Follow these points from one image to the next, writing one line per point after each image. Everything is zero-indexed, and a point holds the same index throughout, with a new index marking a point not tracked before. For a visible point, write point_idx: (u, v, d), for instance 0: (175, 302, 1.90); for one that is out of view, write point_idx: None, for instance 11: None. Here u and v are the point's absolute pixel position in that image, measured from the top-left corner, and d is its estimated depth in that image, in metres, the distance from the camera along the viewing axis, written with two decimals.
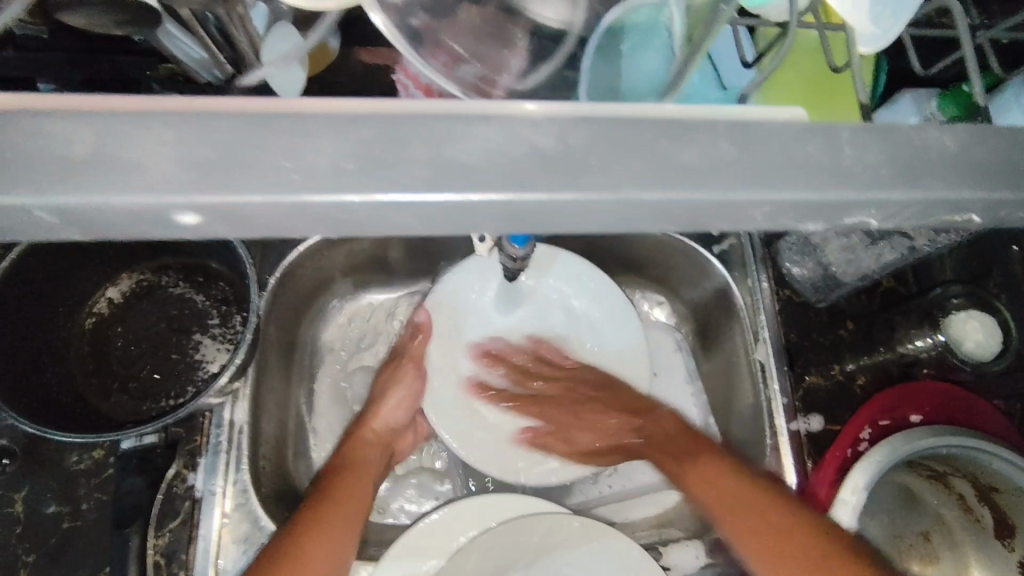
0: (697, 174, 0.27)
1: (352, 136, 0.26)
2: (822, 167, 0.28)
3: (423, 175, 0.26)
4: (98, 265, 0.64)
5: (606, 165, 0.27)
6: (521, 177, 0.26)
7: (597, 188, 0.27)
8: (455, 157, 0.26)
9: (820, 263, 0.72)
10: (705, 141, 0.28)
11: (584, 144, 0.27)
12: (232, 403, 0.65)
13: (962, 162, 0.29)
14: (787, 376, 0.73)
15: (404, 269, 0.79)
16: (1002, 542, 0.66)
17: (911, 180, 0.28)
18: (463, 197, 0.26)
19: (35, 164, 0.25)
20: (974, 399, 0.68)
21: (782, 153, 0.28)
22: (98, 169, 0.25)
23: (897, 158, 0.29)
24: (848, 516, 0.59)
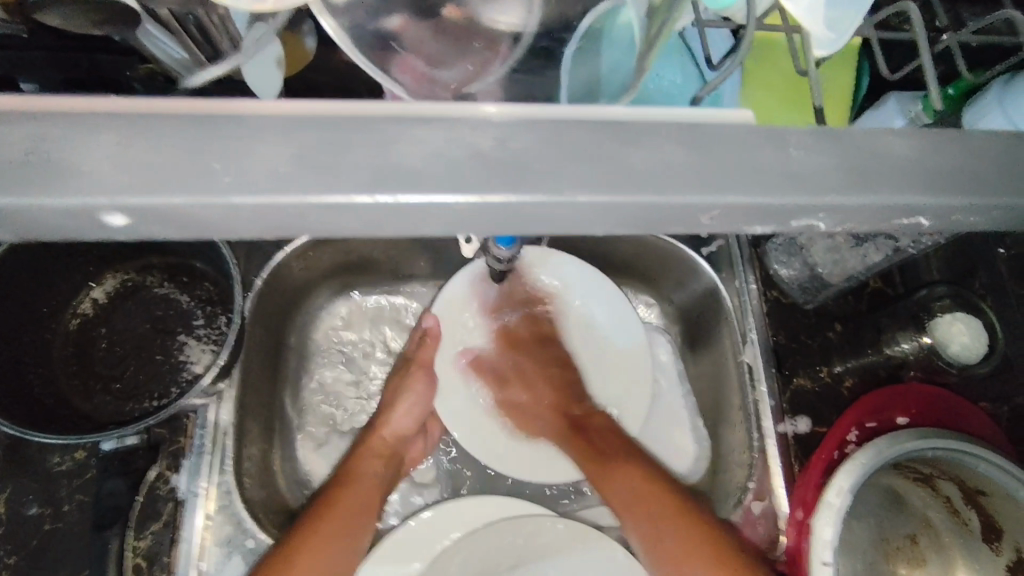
0: (668, 177, 0.27)
1: (321, 139, 0.26)
2: (793, 170, 0.28)
3: (392, 177, 0.26)
4: (82, 265, 0.63)
5: (576, 169, 0.27)
6: (491, 179, 0.26)
7: (567, 191, 0.26)
8: (425, 158, 0.26)
9: (807, 264, 0.72)
10: (676, 145, 0.28)
11: (555, 147, 0.27)
12: (216, 405, 0.64)
13: (934, 165, 0.29)
14: (775, 378, 0.73)
15: (391, 269, 0.79)
16: (987, 544, 0.66)
17: (882, 183, 0.28)
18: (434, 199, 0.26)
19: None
20: (960, 400, 0.68)
21: (752, 157, 0.28)
22: (63, 170, 0.24)
23: (868, 161, 0.29)
24: (833, 519, 0.59)
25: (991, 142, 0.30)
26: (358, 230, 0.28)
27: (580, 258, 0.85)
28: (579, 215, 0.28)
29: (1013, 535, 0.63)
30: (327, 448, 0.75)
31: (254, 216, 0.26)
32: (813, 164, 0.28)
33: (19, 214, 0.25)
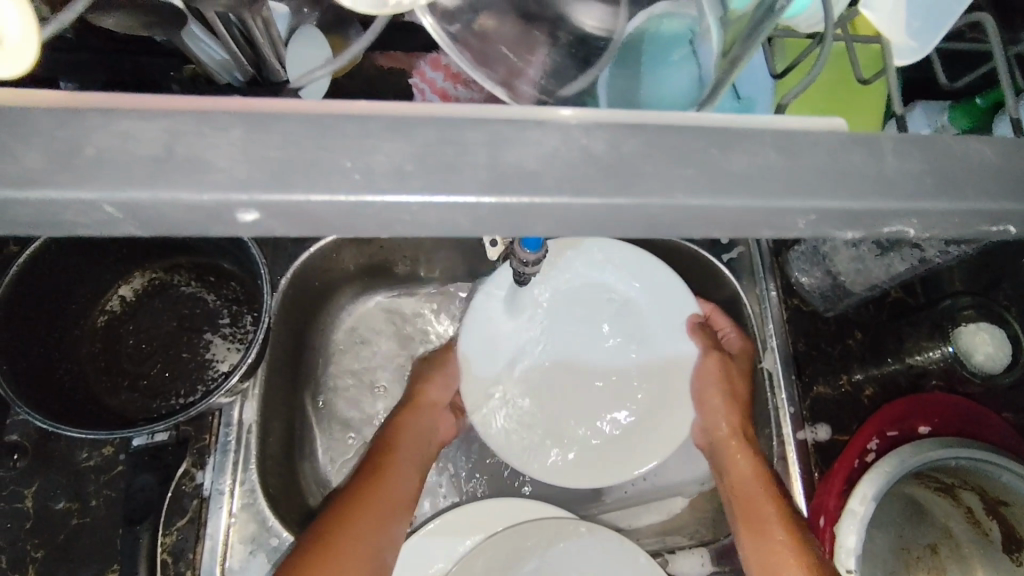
0: (721, 186, 0.27)
1: (377, 144, 0.26)
2: (843, 180, 0.28)
3: (448, 185, 0.26)
4: (113, 262, 0.64)
5: (631, 178, 0.27)
6: (547, 187, 0.27)
7: (622, 200, 0.27)
8: (480, 158, 0.26)
9: (829, 272, 0.72)
10: (728, 152, 0.28)
11: (609, 155, 0.27)
12: (241, 403, 0.65)
13: (981, 175, 0.29)
14: (795, 385, 0.73)
15: (413, 271, 0.79)
16: (1008, 555, 0.66)
17: (929, 193, 0.29)
18: (488, 200, 0.26)
19: (61, 162, 0.25)
20: (984, 411, 0.68)
21: (803, 167, 0.28)
22: (127, 171, 0.25)
23: (918, 172, 0.29)
24: (856, 527, 0.59)
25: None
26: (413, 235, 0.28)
27: None
28: (632, 224, 0.28)
29: None
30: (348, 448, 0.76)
31: (311, 224, 0.27)
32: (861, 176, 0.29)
33: (82, 217, 0.25)
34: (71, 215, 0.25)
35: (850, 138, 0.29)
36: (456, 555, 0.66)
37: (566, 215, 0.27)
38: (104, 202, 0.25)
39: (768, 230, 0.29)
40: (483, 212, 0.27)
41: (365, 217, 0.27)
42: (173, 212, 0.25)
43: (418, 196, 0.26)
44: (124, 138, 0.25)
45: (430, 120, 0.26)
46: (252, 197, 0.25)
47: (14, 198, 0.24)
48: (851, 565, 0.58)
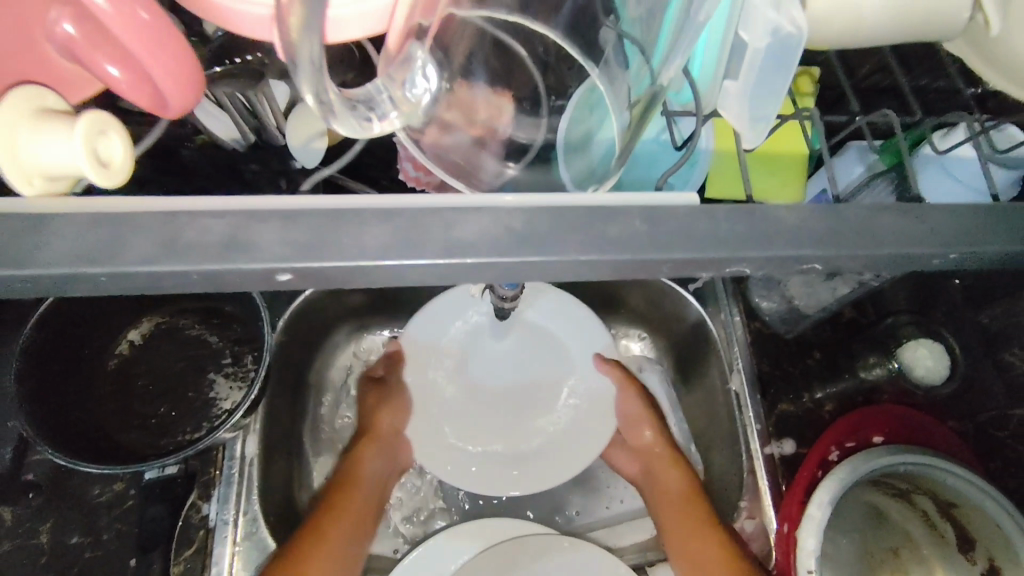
0: (648, 244, 0.34)
1: (368, 220, 0.32)
2: (748, 233, 0.35)
3: (426, 252, 0.32)
4: (124, 309, 0.69)
5: (573, 238, 0.34)
6: (505, 248, 0.33)
7: (566, 257, 0.33)
8: (455, 225, 0.33)
9: (784, 296, 0.79)
10: (653, 216, 0.35)
11: (556, 220, 0.34)
12: (244, 437, 0.69)
13: (861, 222, 0.36)
14: (760, 403, 0.79)
15: (402, 309, 0.85)
16: (964, 555, 0.70)
17: (820, 241, 0.35)
18: (462, 254, 0.32)
19: (116, 241, 0.31)
20: (932, 422, 0.74)
21: (714, 223, 0.35)
22: (167, 246, 0.31)
23: (809, 224, 0.35)
24: (815, 531, 0.64)
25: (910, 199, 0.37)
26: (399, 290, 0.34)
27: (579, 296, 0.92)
28: (580, 275, 0.34)
29: (986, 545, 0.67)
30: None
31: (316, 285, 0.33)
32: (764, 227, 0.35)
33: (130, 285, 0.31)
34: (121, 284, 0.31)
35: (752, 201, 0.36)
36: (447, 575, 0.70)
37: (523, 269, 0.33)
38: (152, 263, 0.31)
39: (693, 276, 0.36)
40: (453, 271, 0.33)
41: (357, 277, 0.32)
42: (205, 282, 0.31)
43: (405, 253, 0.32)
44: (171, 213, 0.31)
45: (412, 201, 0.33)
46: (269, 260, 0.31)
47: (78, 272, 0.30)
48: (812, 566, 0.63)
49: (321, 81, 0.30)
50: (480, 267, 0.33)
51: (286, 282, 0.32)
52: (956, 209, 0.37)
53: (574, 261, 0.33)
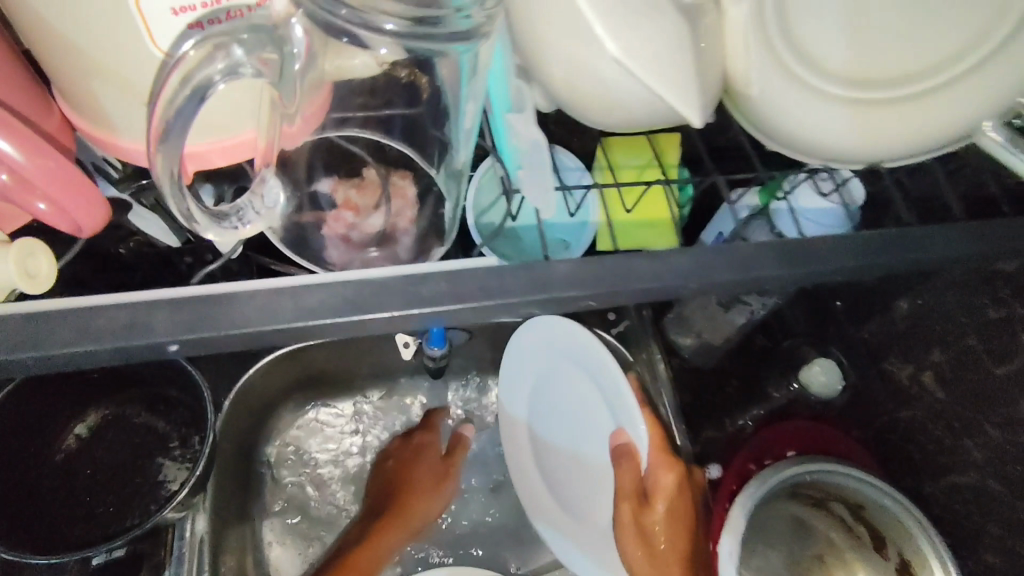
0: (504, 293, 0.40)
1: (266, 296, 0.39)
2: (589, 278, 0.41)
3: (317, 318, 0.39)
4: (70, 403, 0.72)
5: (443, 295, 0.40)
6: (383, 309, 0.39)
7: (436, 311, 0.40)
8: (339, 294, 0.39)
9: (695, 332, 0.88)
10: (508, 270, 0.41)
11: (426, 282, 0.40)
12: (192, 517, 0.73)
13: (684, 259, 0.43)
14: (683, 433, 0.85)
15: (345, 379, 0.90)
16: (879, 552, 0.75)
17: (649, 278, 0.42)
18: (350, 315, 0.39)
19: (46, 336, 0.36)
20: (835, 432, 0.81)
21: (560, 272, 0.41)
22: (92, 336, 0.37)
23: (641, 265, 0.42)
24: (731, 542, 0.69)
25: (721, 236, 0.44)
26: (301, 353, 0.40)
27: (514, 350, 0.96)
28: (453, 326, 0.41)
29: (895, 543, 0.73)
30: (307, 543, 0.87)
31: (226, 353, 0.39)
32: (604, 271, 0.42)
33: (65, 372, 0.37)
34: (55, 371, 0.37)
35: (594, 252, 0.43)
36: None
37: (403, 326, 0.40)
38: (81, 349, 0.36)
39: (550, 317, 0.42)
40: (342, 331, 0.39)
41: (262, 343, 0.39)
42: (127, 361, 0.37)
43: (300, 318, 0.39)
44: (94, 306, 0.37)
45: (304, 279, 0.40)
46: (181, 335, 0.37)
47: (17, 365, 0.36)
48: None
49: (184, 194, 0.38)
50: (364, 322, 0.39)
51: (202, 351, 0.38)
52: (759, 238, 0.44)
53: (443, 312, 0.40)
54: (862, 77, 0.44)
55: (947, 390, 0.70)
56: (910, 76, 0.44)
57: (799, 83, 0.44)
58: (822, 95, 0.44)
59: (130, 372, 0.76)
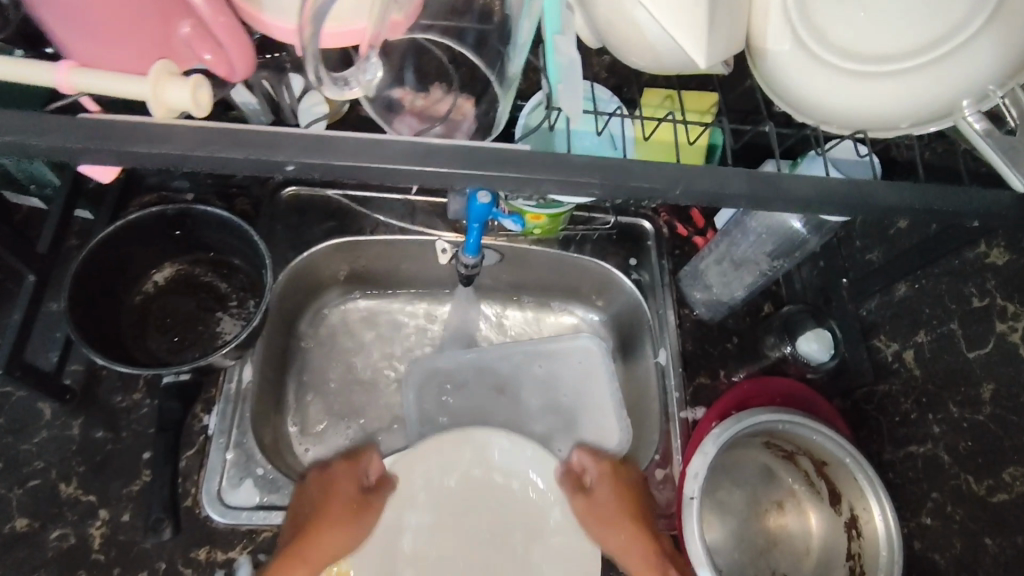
0: (536, 166, 0.46)
1: (315, 138, 0.45)
2: (608, 171, 0.46)
3: (366, 154, 0.45)
4: (156, 252, 0.87)
5: (473, 167, 0.45)
6: (436, 156, 0.45)
7: (473, 171, 0.45)
8: (382, 145, 0.45)
9: (706, 287, 0.96)
10: (553, 158, 0.46)
11: (455, 158, 0.45)
12: (241, 366, 0.84)
13: (695, 177, 0.47)
14: (680, 375, 0.95)
15: (384, 277, 1.02)
16: (833, 507, 0.84)
17: (675, 178, 0.47)
18: (416, 166, 0.45)
19: (125, 139, 0.43)
20: (815, 399, 0.87)
21: (580, 165, 0.46)
22: (159, 137, 0.44)
23: (665, 169, 0.47)
24: (701, 465, 0.79)
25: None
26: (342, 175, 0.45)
27: (535, 278, 1.05)
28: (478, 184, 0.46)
29: (848, 498, 0.82)
30: (318, 429, 0.95)
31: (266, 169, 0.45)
32: (627, 167, 0.47)
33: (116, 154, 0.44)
34: (119, 155, 0.44)
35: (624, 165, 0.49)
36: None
37: (440, 177, 0.46)
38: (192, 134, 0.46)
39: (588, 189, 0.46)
40: (386, 170, 0.45)
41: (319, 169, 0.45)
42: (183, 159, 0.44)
43: (358, 153, 0.44)
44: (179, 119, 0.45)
45: (353, 142, 0.45)
46: (239, 150, 0.44)
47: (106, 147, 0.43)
48: (694, 494, 0.78)
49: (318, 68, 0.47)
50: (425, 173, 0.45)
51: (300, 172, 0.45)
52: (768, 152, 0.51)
53: (481, 177, 0.45)
54: (893, 51, 0.47)
55: (923, 367, 0.77)
56: (946, 34, 0.46)
57: (838, 90, 0.49)
58: (854, 76, 0.48)
59: (205, 238, 0.89)
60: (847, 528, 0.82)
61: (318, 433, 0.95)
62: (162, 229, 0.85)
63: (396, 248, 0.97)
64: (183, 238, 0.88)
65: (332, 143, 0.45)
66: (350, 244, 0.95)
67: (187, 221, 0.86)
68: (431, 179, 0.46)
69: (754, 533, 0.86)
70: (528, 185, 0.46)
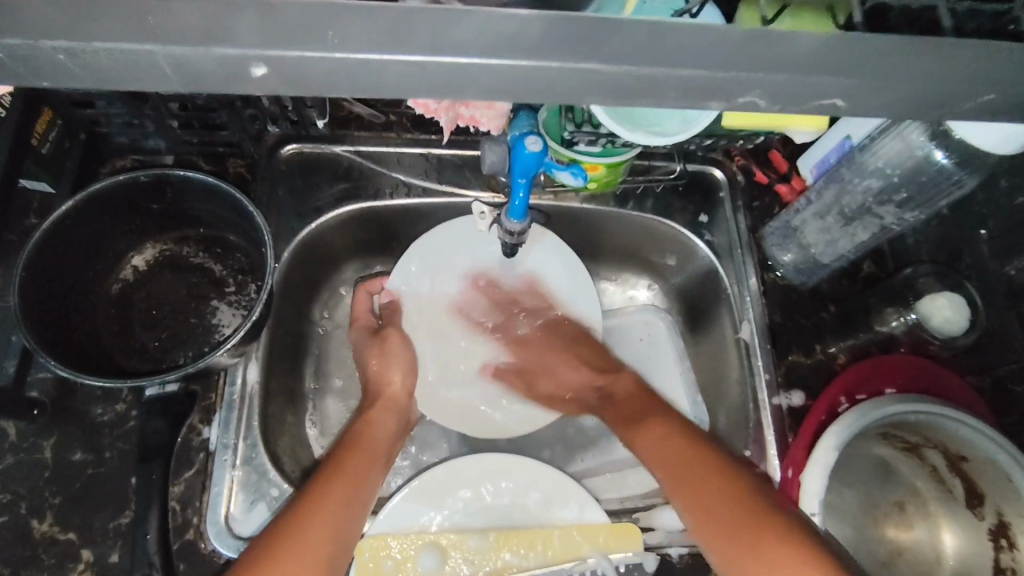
0: (659, 55, 0.32)
1: (360, 22, 0.31)
2: (765, 51, 0.33)
3: (425, 45, 0.31)
4: (132, 230, 0.72)
5: (571, 46, 0.32)
6: (521, 39, 0.32)
7: (570, 60, 0.32)
8: (450, 26, 0.32)
9: (801, 245, 0.78)
10: (685, 37, 0.33)
11: (551, 34, 0.32)
12: (244, 365, 0.69)
13: (889, 88, 0.34)
14: (770, 353, 0.77)
15: (402, 246, 0.85)
16: (971, 510, 0.69)
17: (862, 83, 0.33)
18: (494, 58, 0.31)
19: (62, 52, 0.30)
20: (944, 372, 0.72)
21: (726, 49, 0.33)
22: (109, 32, 0.30)
23: (844, 64, 0.33)
24: (820, 474, 0.63)
25: (946, 58, 0.34)
26: (389, 74, 0.32)
27: (584, 239, 0.88)
28: (577, 88, 0.33)
29: (995, 500, 0.67)
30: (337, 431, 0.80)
31: (281, 77, 0.32)
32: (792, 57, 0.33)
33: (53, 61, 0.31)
34: (47, 53, 0.30)
35: (787, 73, 0.33)
36: (459, 519, 0.68)
37: (522, 75, 0.32)
38: (132, 48, 0.30)
39: (730, 100, 0.34)
40: (446, 69, 0.32)
41: (363, 72, 0.32)
42: (146, 57, 0.31)
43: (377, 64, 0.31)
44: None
45: (409, 10, 0.32)
46: (237, 41, 0.30)
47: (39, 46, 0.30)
48: (813, 509, 0.63)
49: None
50: (473, 80, 0.32)
51: (273, 79, 0.32)
52: (986, 52, 0.34)
53: (594, 72, 0.32)
54: None
55: None
56: None
57: None
58: None
59: (191, 209, 0.72)
60: (992, 537, 0.67)
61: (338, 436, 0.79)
62: (134, 201, 0.69)
63: (420, 212, 0.80)
64: (163, 211, 0.72)
65: (364, 38, 0.31)
66: (365, 212, 0.79)
67: (167, 190, 0.69)
68: (515, 79, 0.32)
69: (872, 542, 0.71)
70: (644, 80, 0.33)
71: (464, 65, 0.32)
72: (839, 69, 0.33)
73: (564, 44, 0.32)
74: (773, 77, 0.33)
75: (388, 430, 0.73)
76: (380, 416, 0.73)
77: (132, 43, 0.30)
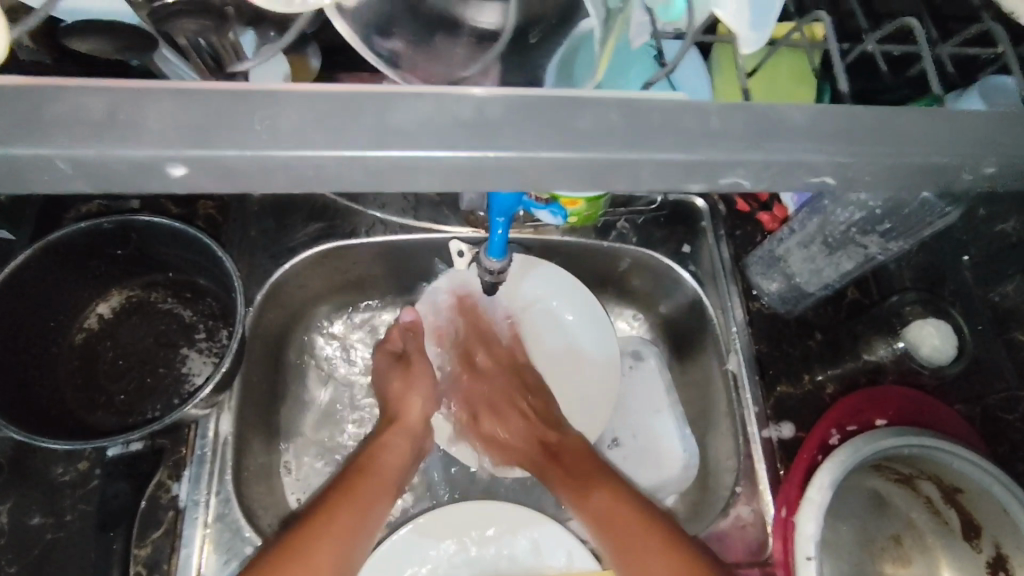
0: (626, 126, 0.31)
1: (316, 103, 0.30)
2: (737, 111, 0.32)
3: (386, 132, 0.30)
4: (97, 277, 0.69)
5: (531, 123, 0.31)
6: (481, 117, 0.30)
7: (536, 125, 0.31)
8: (412, 108, 0.30)
9: (785, 276, 0.77)
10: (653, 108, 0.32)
11: (513, 104, 0.31)
12: (216, 416, 0.66)
13: (874, 144, 0.32)
14: (758, 385, 0.75)
15: (376, 283, 0.82)
16: (967, 542, 0.68)
17: (842, 140, 0.32)
18: (467, 142, 0.30)
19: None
20: (935, 403, 0.71)
21: (698, 124, 0.32)
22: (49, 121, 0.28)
23: (821, 125, 0.32)
24: (814, 515, 0.61)
25: (928, 108, 0.33)
26: (345, 147, 0.30)
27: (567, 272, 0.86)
28: (547, 171, 0.31)
29: (991, 532, 0.65)
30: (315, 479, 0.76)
31: (231, 170, 0.30)
32: (765, 117, 0.32)
33: None
34: None
35: (762, 132, 0.32)
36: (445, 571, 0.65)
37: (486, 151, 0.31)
38: (67, 120, 0.28)
39: (711, 177, 0.32)
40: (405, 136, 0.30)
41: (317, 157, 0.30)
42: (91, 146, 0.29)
43: (341, 134, 0.30)
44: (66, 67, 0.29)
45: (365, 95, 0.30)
46: (186, 127, 0.29)
47: None
48: (810, 551, 0.61)
49: None
50: (442, 155, 0.30)
51: (222, 161, 0.30)
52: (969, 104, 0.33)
53: (562, 138, 0.30)
54: None
55: None
56: None
57: None
58: None
59: (159, 255, 0.70)
60: (989, 569, 0.66)
61: (315, 484, 0.76)
62: (98, 248, 0.66)
63: (397, 251, 0.79)
64: (129, 257, 0.69)
65: (318, 111, 0.30)
66: (340, 251, 0.76)
67: (132, 235, 0.67)
68: (481, 141, 0.30)
69: None
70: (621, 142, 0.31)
71: (425, 135, 0.30)
72: (816, 132, 0.32)
73: (532, 104, 0.31)
74: (750, 138, 0.32)
75: (400, 457, 0.72)
76: (393, 440, 0.73)
77: (68, 115, 0.28)
